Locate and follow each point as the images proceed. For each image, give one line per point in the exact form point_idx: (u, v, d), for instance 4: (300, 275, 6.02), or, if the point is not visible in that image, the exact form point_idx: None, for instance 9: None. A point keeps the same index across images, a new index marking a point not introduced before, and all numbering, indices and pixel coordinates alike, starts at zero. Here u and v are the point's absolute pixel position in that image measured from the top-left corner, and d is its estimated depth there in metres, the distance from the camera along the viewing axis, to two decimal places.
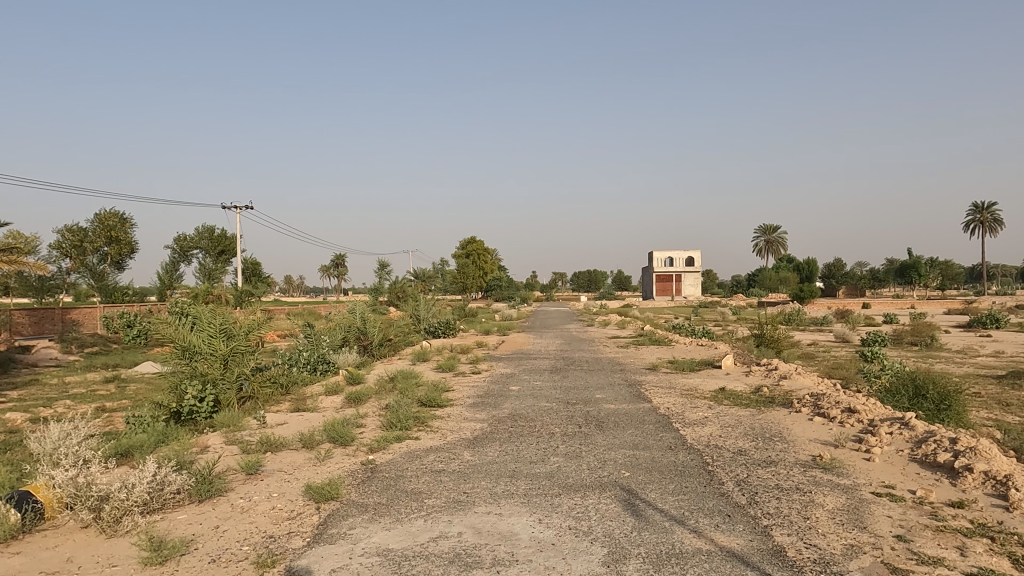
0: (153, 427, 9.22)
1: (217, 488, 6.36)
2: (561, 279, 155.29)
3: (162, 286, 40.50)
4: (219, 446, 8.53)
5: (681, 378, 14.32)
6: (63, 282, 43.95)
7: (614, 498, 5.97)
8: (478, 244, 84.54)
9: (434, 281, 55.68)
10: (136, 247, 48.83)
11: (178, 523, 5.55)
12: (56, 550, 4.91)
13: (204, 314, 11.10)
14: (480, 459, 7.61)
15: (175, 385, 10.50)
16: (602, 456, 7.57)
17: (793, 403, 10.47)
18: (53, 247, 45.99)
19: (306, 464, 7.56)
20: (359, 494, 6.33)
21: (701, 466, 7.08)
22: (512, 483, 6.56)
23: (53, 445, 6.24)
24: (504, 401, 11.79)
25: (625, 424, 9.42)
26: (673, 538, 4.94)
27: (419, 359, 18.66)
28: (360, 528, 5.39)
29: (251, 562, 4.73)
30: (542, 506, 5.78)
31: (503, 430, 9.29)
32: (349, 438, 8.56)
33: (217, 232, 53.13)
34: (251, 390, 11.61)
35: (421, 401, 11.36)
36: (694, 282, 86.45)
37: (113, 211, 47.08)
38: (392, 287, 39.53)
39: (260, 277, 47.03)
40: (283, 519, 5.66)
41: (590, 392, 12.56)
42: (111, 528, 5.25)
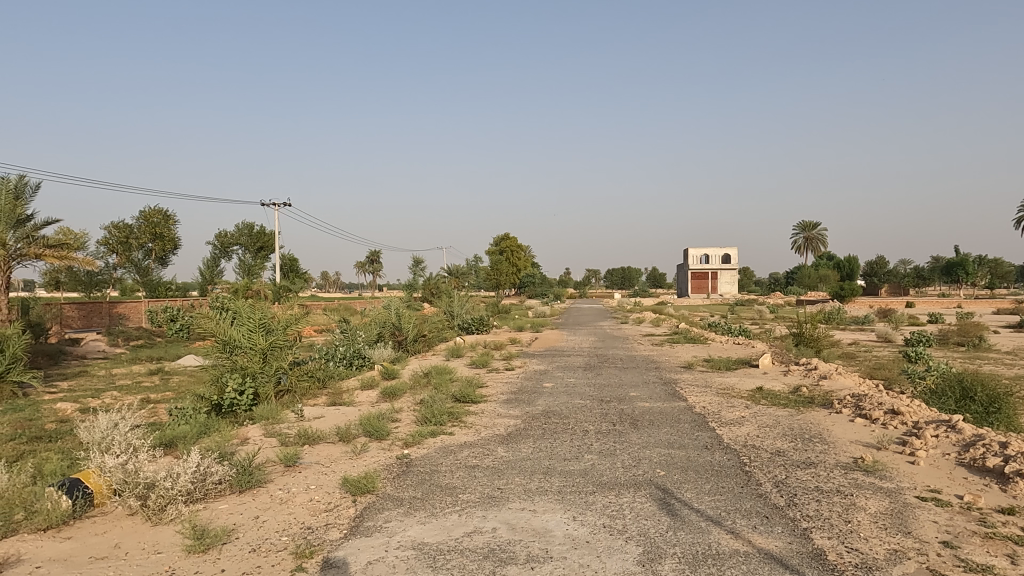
0: (195, 418, 9.49)
1: (257, 479, 6.50)
2: (596, 275, 154.72)
3: (203, 281, 41.44)
4: (259, 437, 8.72)
5: (717, 376, 14.13)
6: (110, 276, 45.45)
7: (648, 497, 5.93)
8: (513, 240, 84.11)
9: (468, 277, 55.85)
10: (180, 243, 50.02)
11: (220, 513, 5.68)
12: (105, 536, 5.08)
13: (244, 309, 11.33)
14: (513, 455, 7.64)
15: (216, 378, 10.77)
16: (637, 454, 7.52)
17: (833, 403, 10.24)
18: (101, 243, 47.71)
19: (342, 457, 7.68)
20: (394, 488, 6.40)
21: (738, 466, 6.97)
22: (546, 480, 6.55)
23: (103, 435, 6.50)
24: (538, 397, 11.81)
25: (660, 423, 9.32)
26: (709, 539, 4.88)
27: (454, 355, 18.81)
28: (395, 521, 5.45)
29: (289, 552, 4.81)
30: (576, 504, 5.77)
31: (537, 426, 9.30)
32: (385, 432, 8.67)
33: (256, 229, 54.27)
34: (290, 383, 11.88)
35: (456, 396, 11.42)
36: (730, 279, 85.19)
37: (157, 208, 48.36)
38: (426, 283, 39.90)
39: (297, 273, 47.77)
40: (321, 511, 5.76)
41: (624, 389, 12.50)
42: (157, 516, 5.41)
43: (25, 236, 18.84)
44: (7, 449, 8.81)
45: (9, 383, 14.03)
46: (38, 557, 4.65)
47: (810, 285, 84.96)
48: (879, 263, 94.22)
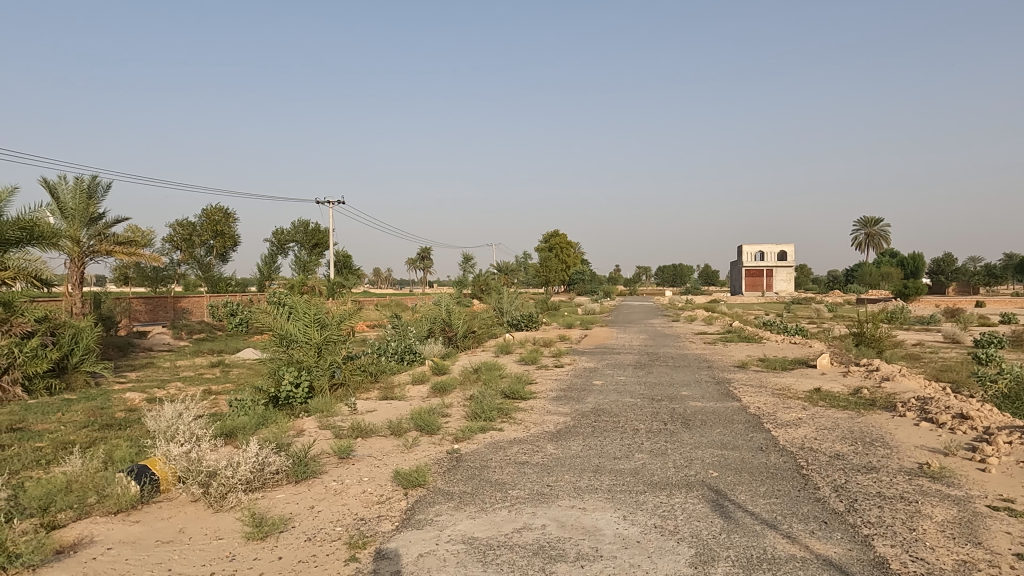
0: (254, 409, 9.82)
1: (313, 469, 6.67)
2: (646, 272, 152.96)
3: (262, 277, 42.76)
4: (314, 430, 8.95)
5: (772, 377, 13.76)
6: (174, 272, 47.39)
7: (701, 498, 5.82)
8: (563, 236, 83.78)
9: (518, 274, 55.99)
10: (239, 240, 51.74)
11: (278, 502, 5.86)
12: (170, 521, 5.30)
13: (300, 304, 11.64)
14: (563, 453, 7.61)
15: (273, 370, 11.11)
16: (689, 454, 7.39)
17: (897, 406, 9.84)
18: (166, 241, 49.81)
19: (394, 450, 7.82)
20: (445, 482, 6.47)
21: (795, 469, 6.77)
22: (595, 478, 6.51)
23: (169, 424, 6.80)
24: (588, 395, 11.74)
25: (713, 423, 9.13)
26: (765, 543, 4.76)
27: (503, 351, 18.89)
28: (446, 515, 5.51)
29: (344, 543, 4.92)
30: (626, 503, 5.71)
31: (587, 424, 9.24)
32: (435, 426, 8.77)
33: (311, 227, 55.69)
34: (344, 377, 12.12)
35: (505, 392, 11.45)
36: (786, 276, 82.84)
37: (218, 207, 50.13)
38: (475, 280, 40.17)
39: (351, 269, 48.79)
40: (373, 503, 5.87)
41: (676, 388, 12.32)
42: (218, 503, 5.61)
43: (97, 234, 19.80)
44: (81, 436, 9.29)
45: (82, 373, 14.81)
46: (109, 539, 4.88)
47: (872, 283, 81.87)
48: (946, 261, 90.19)
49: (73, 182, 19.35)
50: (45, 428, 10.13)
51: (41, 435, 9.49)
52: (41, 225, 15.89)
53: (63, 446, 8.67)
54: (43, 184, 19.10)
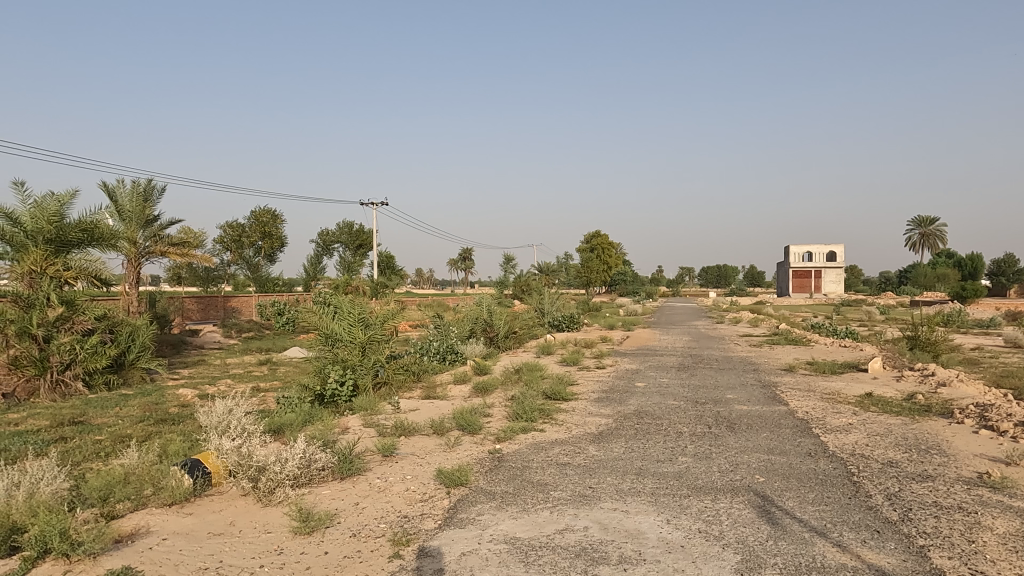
0: (301, 407, 10.04)
1: (357, 467, 6.78)
2: (690, 273, 150.80)
3: (307, 277, 43.68)
4: (359, 427, 9.11)
5: (821, 380, 13.40)
6: (224, 272, 48.80)
7: (747, 503, 5.71)
8: (604, 237, 83.15)
9: (559, 275, 55.86)
10: (286, 241, 52.97)
11: (324, 498, 5.98)
12: (221, 514, 5.46)
13: (345, 304, 11.84)
14: (605, 455, 7.57)
15: (318, 369, 11.34)
16: (734, 459, 7.26)
17: (954, 413, 9.47)
18: (217, 242, 51.37)
19: (437, 449, 7.90)
20: (487, 482, 6.50)
21: (845, 476, 6.58)
22: (638, 481, 6.45)
23: (221, 421, 7.00)
24: (631, 397, 11.64)
25: (759, 427, 8.95)
26: (814, 551, 4.64)
27: (544, 352, 18.87)
28: (488, 514, 5.54)
29: (387, 539, 4.99)
30: (670, 506, 5.64)
31: (630, 426, 9.16)
32: (477, 426, 8.82)
33: (355, 227, 56.67)
34: (387, 376, 12.29)
35: (547, 393, 11.44)
36: (836, 277, 80.61)
37: (266, 208, 51.45)
38: (516, 280, 40.24)
39: (394, 270, 49.44)
40: (416, 500, 5.94)
41: (720, 391, 12.11)
42: (267, 498, 5.76)
43: (152, 235, 20.54)
44: (137, 430, 9.65)
45: (139, 369, 15.41)
46: (164, 530, 5.06)
47: (927, 284, 78.88)
48: (1007, 261, 86.37)
49: (131, 185, 20.06)
50: (104, 421, 10.55)
51: (101, 429, 9.90)
52: (101, 227, 16.55)
53: (121, 440, 9.02)
54: (103, 187, 19.89)
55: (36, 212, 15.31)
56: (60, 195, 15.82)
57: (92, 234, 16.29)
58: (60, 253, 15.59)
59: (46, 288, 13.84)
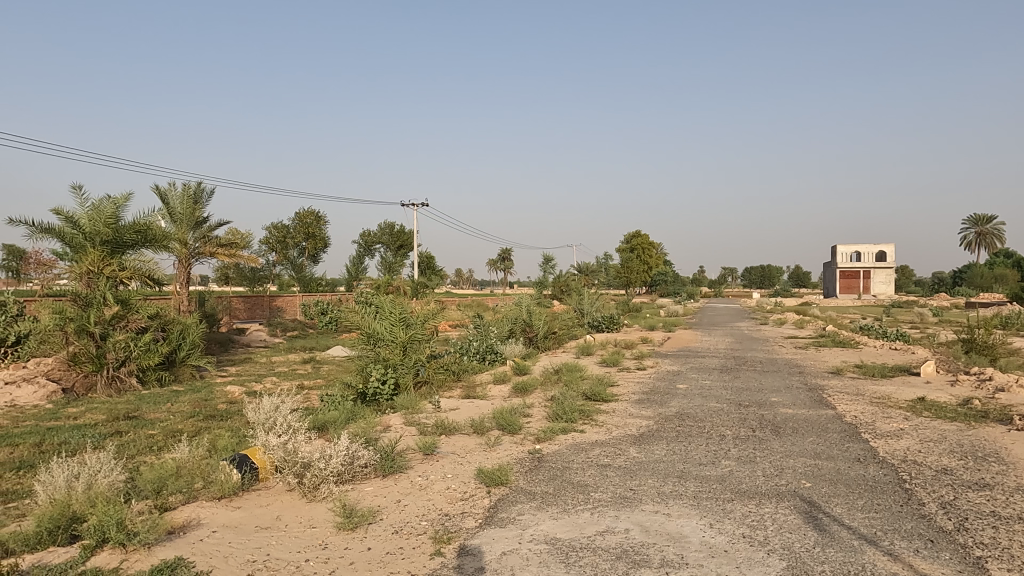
0: (344, 405, 10.21)
1: (399, 464, 6.87)
2: (732, 274, 148.17)
3: (349, 278, 44.40)
4: (400, 426, 9.22)
5: (870, 384, 13.01)
6: (270, 272, 49.95)
7: (793, 509, 5.59)
8: (644, 237, 82.25)
9: (598, 275, 55.51)
10: (329, 243, 53.96)
11: (367, 494, 6.08)
12: (268, 508, 5.60)
13: (386, 304, 12.00)
14: (646, 457, 7.49)
15: (360, 368, 11.53)
16: (780, 463, 7.11)
17: (1013, 420, 9.08)
18: (263, 242, 52.67)
19: (477, 448, 7.94)
20: (527, 482, 6.51)
21: (896, 483, 6.39)
22: (680, 484, 6.37)
23: (268, 418, 7.19)
24: (672, 399, 11.49)
25: (805, 431, 8.74)
26: (863, 559, 4.52)
27: (583, 353, 18.78)
28: (528, 514, 5.54)
29: (429, 537, 5.04)
30: (713, 510, 5.56)
31: (671, 428, 9.05)
32: (517, 427, 8.83)
33: (396, 228, 57.38)
34: (427, 375, 12.39)
35: (587, 394, 11.39)
36: (886, 278, 78.13)
37: (310, 210, 52.52)
38: (555, 280, 40.16)
39: (434, 270, 49.89)
40: (457, 499, 5.99)
41: (765, 394, 11.87)
42: (312, 493, 5.88)
43: (202, 236, 21.18)
44: (187, 425, 9.96)
45: (189, 366, 15.91)
46: (214, 522, 5.21)
47: (984, 286, 75.88)
48: None
49: (182, 188, 20.72)
50: (156, 416, 10.94)
51: (153, 424, 10.25)
52: (154, 228, 17.15)
53: (172, 435, 9.31)
54: (156, 190, 20.59)
55: (94, 215, 16.00)
56: (116, 197, 16.45)
57: (146, 235, 16.90)
58: (116, 253, 16.23)
59: (102, 288, 14.32)
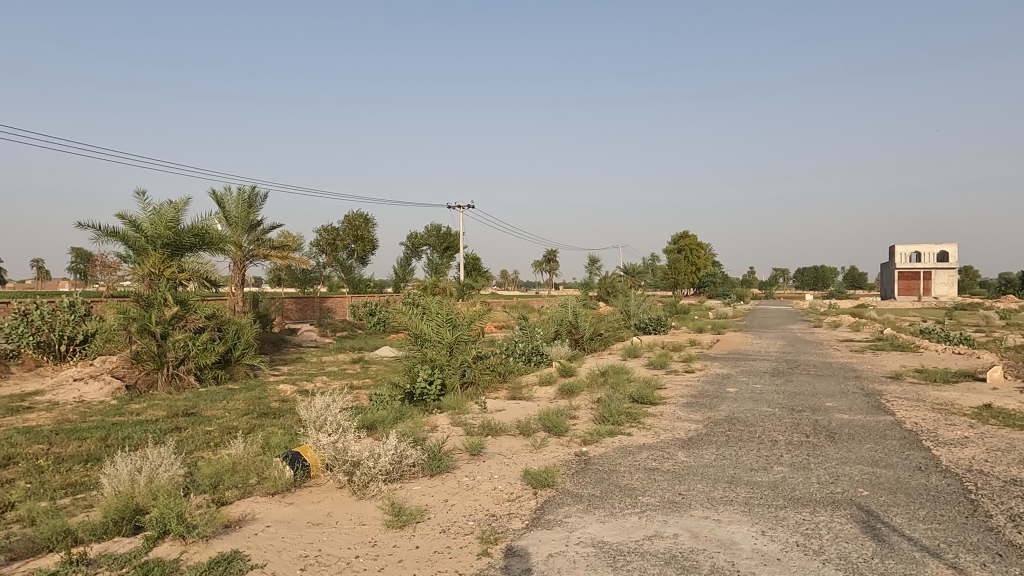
0: (392, 404, 10.37)
1: (446, 464, 6.93)
2: (784, 275, 144.49)
3: (397, 279, 45.07)
4: (447, 426, 9.32)
5: (932, 390, 12.50)
6: (320, 274, 51.12)
7: (849, 518, 5.41)
8: (693, 237, 80.93)
9: (645, 277, 54.90)
10: (377, 245, 54.90)
11: (415, 493, 6.15)
12: (319, 505, 5.72)
13: (433, 305, 12.14)
14: (695, 461, 7.37)
15: (408, 368, 11.67)
16: (835, 470, 6.89)
17: None
18: (314, 245, 53.97)
19: (524, 450, 7.95)
20: (573, 484, 6.48)
21: (960, 493, 6.11)
22: (730, 490, 6.25)
23: (319, 417, 7.37)
24: (722, 402, 11.28)
25: (862, 438, 8.46)
26: (925, 572, 4.34)
27: (630, 355, 18.60)
28: (575, 517, 5.52)
29: (476, 537, 5.07)
30: (765, 517, 5.43)
31: (721, 433, 8.89)
32: (563, 428, 8.81)
33: (443, 230, 58.01)
34: (474, 376, 12.47)
35: (633, 397, 11.28)
36: (948, 279, 74.92)
37: (359, 212, 53.54)
38: (601, 282, 39.92)
39: (480, 272, 50.18)
40: (504, 500, 6.00)
41: (819, 399, 11.54)
42: (361, 491, 5.98)
43: (255, 239, 21.80)
44: (242, 422, 10.27)
45: (243, 365, 16.40)
46: (268, 517, 5.35)
47: None
48: None
49: (237, 192, 21.39)
50: (213, 414, 11.32)
51: (210, 420, 10.62)
52: (211, 231, 17.75)
53: (228, 431, 9.63)
54: (212, 195, 21.30)
55: (155, 219, 16.64)
56: (176, 202, 17.08)
57: (203, 238, 17.50)
58: (175, 256, 16.85)
59: (163, 289, 14.90)
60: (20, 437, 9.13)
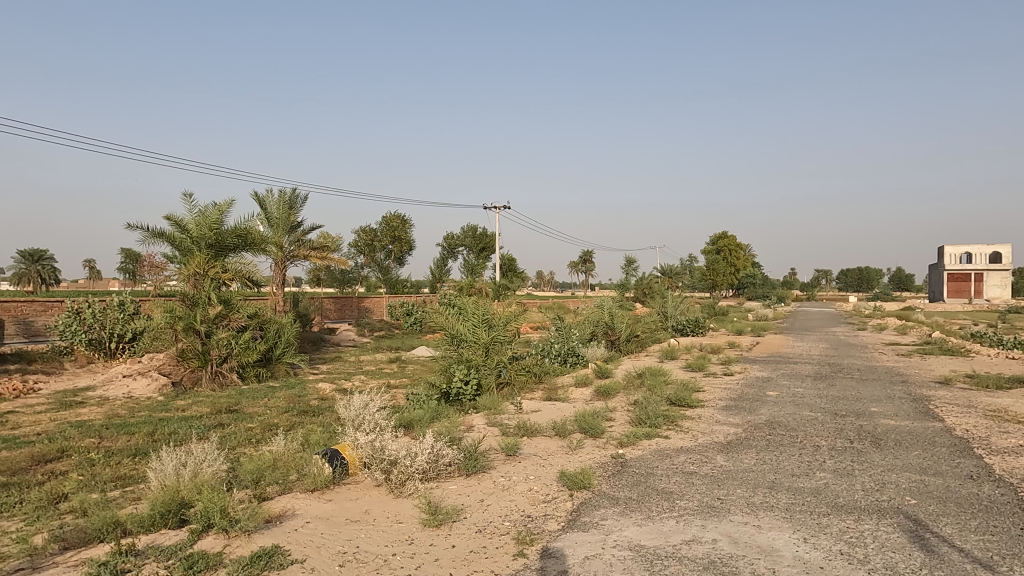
0: (428, 404, 10.47)
1: (482, 464, 6.95)
2: (827, 276, 141.09)
3: (433, 279, 45.42)
4: (483, 426, 9.35)
5: (984, 396, 12.05)
6: (359, 274, 51.82)
7: (896, 527, 5.25)
8: (732, 237, 79.57)
9: (683, 278, 54.24)
10: (414, 246, 55.42)
11: (451, 493, 6.19)
12: (358, 502, 5.80)
13: (469, 305, 12.22)
14: (734, 465, 7.25)
15: (445, 368, 11.76)
16: (881, 478, 6.69)
17: None
18: (353, 246, 54.78)
19: (559, 451, 7.93)
20: (610, 486, 6.43)
21: (1015, 503, 5.87)
22: (771, 495, 6.12)
23: (357, 416, 7.48)
24: (762, 406, 11.07)
25: (909, 444, 8.20)
26: None
27: (667, 357, 18.39)
28: (612, 520, 5.48)
29: (512, 537, 5.08)
30: (807, 524, 5.30)
31: (761, 437, 8.72)
32: (600, 430, 8.75)
33: (479, 231, 58.30)
34: (509, 376, 12.48)
35: (671, 399, 11.14)
36: (1001, 281, 72.13)
37: (396, 213, 54.14)
38: (638, 283, 39.58)
39: (516, 272, 50.23)
40: (540, 501, 6.00)
41: (863, 403, 11.23)
42: (398, 489, 6.04)
43: (296, 240, 22.20)
44: (282, 420, 10.47)
45: (284, 363, 16.72)
46: (307, 514, 5.45)
47: None
48: None
49: (279, 194, 21.85)
50: (255, 411, 11.58)
51: (252, 417, 10.86)
52: (253, 233, 18.17)
53: (269, 428, 9.84)
54: (255, 197, 21.77)
55: (200, 220, 17.10)
56: (220, 204, 17.53)
57: (246, 239, 17.91)
58: (219, 256, 17.30)
59: (207, 289, 15.31)
60: (72, 431, 9.48)
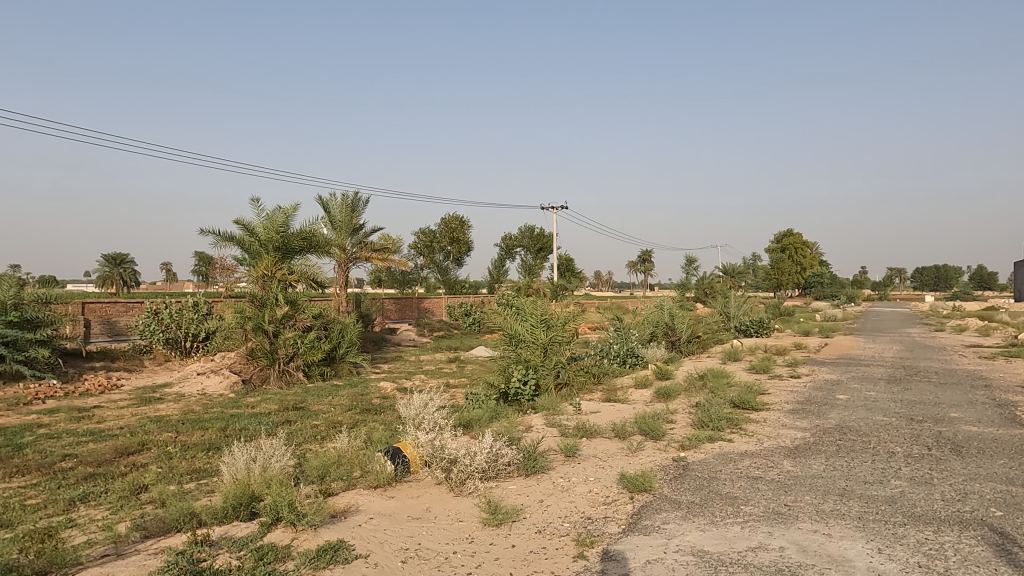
0: (487, 404, 10.54)
1: (541, 465, 6.95)
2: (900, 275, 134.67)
3: (491, 280, 45.68)
4: (541, 426, 9.35)
5: None
6: (418, 275, 52.63)
7: (980, 540, 4.95)
8: (798, 235, 76.90)
9: (746, 277, 52.79)
10: (473, 246, 55.85)
11: (511, 493, 6.21)
12: (419, 500, 5.90)
13: (527, 306, 12.23)
14: (802, 471, 7.00)
15: (503, 367, 11.82)
16: (962, 487, 6.33)
17: None
18: (413, 248, 55.67)
19: (619, 453, 7.84)
20: (672, 490, 6.32)
21: None
22: (842, 503, 5.88)
23: (417, 415, 7.58)
24: (831, 410, 10.66)
25: (994, 453, 7.73)
26: None
27: (730, 358, 17.93)
28: (674, 524, 5.38)
29: (572, 539, 5.06)
30: (882, 534, 5.07)
31: (831, 442, 8.40)
32: (661, 432, 8.59)
33: (537, 231, 58.30)
34: (568, 377, 12.43)
35: (734, 402, 10.87)
36: None
37: (455, 215, 54.71)
38: (699, 283, 38.75)
39: (573, 272, 49.99)
40: (600, 503, 5.95)
41: (942, 409, 10.67)
42: (459, 488, 6.10)
43: (358, 242, 22.75)
44: (346, 418, 10.74)
45: (347, 362, 17.13)
46: (371, 510, 5.57)
47: None
48: None
49: (341, 198, 22.42)
50: (320, 408, 11.92)
51: (317, 414, 11.19)
52: (318, 235, 18.72)
53: (334, 425, 10.11)
54: (319, 200, 22.42)
55: (267, 224, 17.74)
56: (286, 208, 18.13)
57: (310, 242, 18.46)
58: (286, 259, 17.89)
59: (275, 289, 15.85)
60: (151, 425, 9.99)
